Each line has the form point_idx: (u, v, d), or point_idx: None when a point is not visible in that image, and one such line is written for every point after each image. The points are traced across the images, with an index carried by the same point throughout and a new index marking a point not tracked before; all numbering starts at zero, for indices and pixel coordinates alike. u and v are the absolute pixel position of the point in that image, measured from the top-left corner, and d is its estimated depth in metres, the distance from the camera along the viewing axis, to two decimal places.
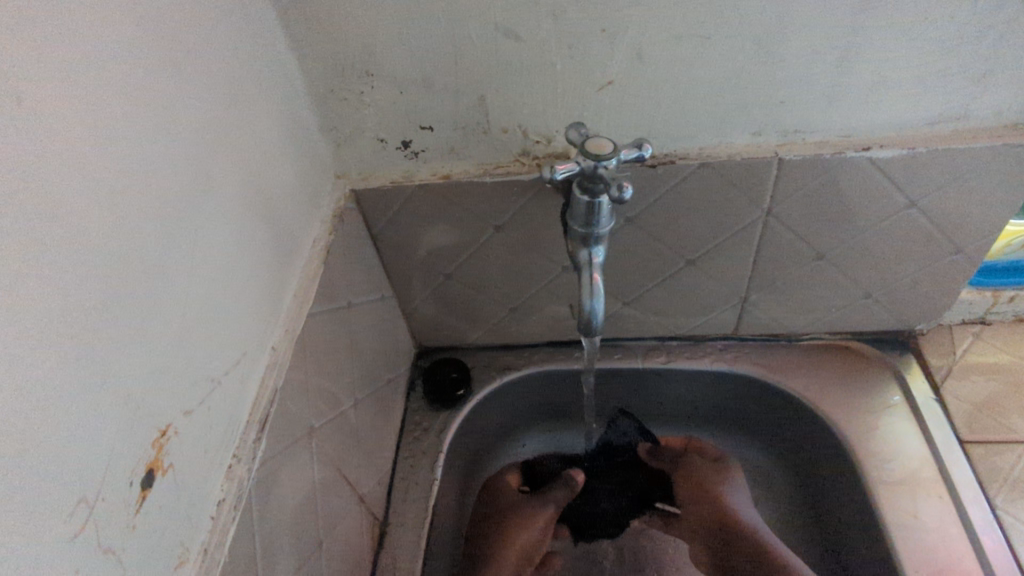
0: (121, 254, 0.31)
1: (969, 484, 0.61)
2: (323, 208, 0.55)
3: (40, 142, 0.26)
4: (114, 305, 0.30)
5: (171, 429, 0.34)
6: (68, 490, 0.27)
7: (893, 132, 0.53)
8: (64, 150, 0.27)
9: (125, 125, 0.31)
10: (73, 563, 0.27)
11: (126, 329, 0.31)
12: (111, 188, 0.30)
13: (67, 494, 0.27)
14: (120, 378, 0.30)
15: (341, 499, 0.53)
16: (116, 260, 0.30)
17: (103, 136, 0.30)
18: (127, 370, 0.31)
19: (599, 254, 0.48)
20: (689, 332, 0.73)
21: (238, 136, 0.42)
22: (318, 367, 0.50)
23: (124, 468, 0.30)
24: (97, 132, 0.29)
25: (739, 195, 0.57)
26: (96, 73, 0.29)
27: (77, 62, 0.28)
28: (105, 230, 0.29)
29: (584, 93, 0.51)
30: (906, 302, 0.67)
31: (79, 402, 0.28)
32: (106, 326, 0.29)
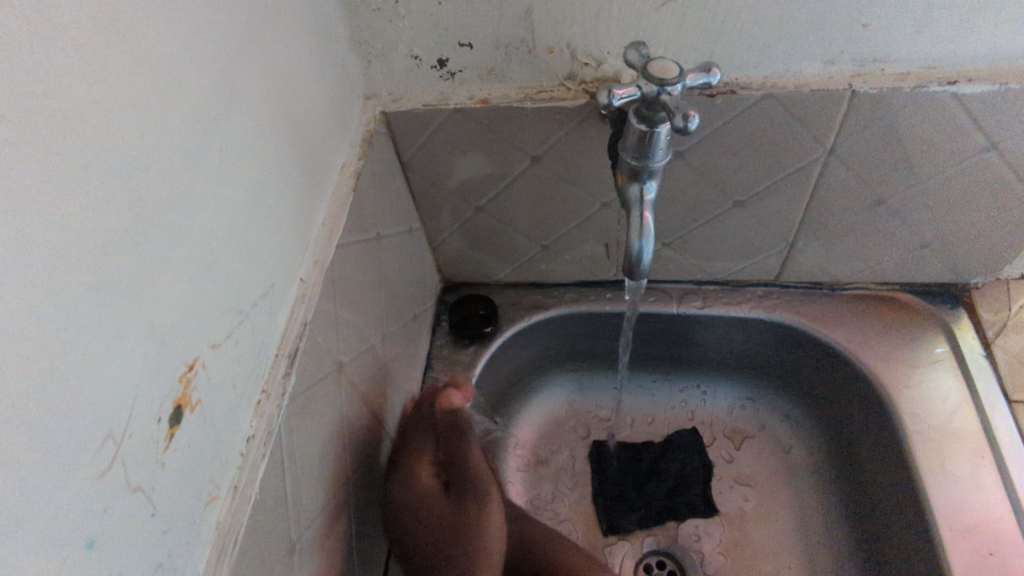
0: (140, 173, 0.28)
1: (1013, 445, 0.58)
2: (352, 132, 0.51)
3: (47, 40, 0.23)
4: (135, 229, 0.27)
5: (199, 363, 0.32)
6: (94, 427, 0.25)
7: (984, 64, 0.48)
8: (73, 51, 0.24)
9: (141, 25, 0.27)
10: (103, 502, 0.26)
11: (148, 256, 0.28)
12: (127, 97, 0.27)
13: (93, 431, 0.25)
14: (145, 307, 0.28)
15: (369, 434, 0.52)
16: (134, 179, 0.27)
17: (117, 37, 0.26)
18: (152, 301, 0.28)
19: (651, 190, 0.44)
20: (729, 277, 0.69)
21: (265, 46, 0.38)
22: (348, 302, 0.48)
23: (152, 404, 0.28)
24: (111, 32, 0.26)
25: (802, 132, 0.52)
26: None
27: None
28: (122, 144, 0.27)
29: (643, 9, 0.46)
30: (967, 254, 0.63)
31: (101, 333, 0.25)
32: (127, 251, 0.27)
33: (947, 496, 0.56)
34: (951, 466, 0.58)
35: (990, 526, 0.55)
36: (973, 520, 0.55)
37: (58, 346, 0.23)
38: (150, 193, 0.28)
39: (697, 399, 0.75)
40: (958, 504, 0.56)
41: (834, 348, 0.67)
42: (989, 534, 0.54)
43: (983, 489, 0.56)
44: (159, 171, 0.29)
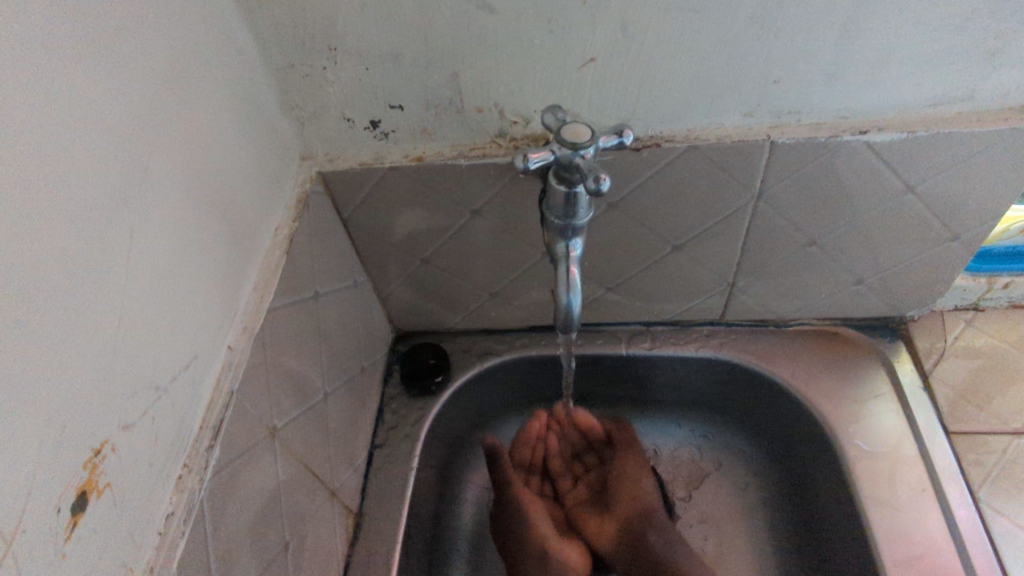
0: (37, 263, 0.28)
1: (953, 477, 0.59)
2: (287, 193, 0.52)
3: None
4: (31, 320, 0.27)
5: (107, 447, 0.31)
6: None
7: (894, 114, 0.50)
8: None
9: (38, 118, 0.28)
10: None
11: (47, 345, 0.28)
12: (21, 189, 0.27)
13: None
14: (43, 397, 0.28)
15: (310, 496, 0.52)
16: (30, 269, 0.27)
17: (10, 132, 0.26)
18: (52, 388, 0.28)
19: (578, 246, 0.46)
20: (676, 317, 0.70)
21: (184, 122, 0.39)
22: (282, 364, 0.48)
23: (50, 494, 0.28)
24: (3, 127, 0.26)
25: (728, 180, 0.54)
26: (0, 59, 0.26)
27: None
28: (16, 237, 0.27)
29: (564, 71, 0.47)
30: (901, 289, 0.64)
31: None
32: (22, 343, 0.27)
33: (891, 531, 0.57)
34: (894, 499, 0.59)
35: (933, 557, 0.55)
36: (918, 551, 0.55)
37: None
38: (49, 281, 0.28)
39: (653, 438, 0.76)
40: (902, 537, 0.56)
41: (780, 385, 0.68)
42: (933, 564, 0.55)
43: (926, 521, 0.57)
44: (58, 258, 0.29)
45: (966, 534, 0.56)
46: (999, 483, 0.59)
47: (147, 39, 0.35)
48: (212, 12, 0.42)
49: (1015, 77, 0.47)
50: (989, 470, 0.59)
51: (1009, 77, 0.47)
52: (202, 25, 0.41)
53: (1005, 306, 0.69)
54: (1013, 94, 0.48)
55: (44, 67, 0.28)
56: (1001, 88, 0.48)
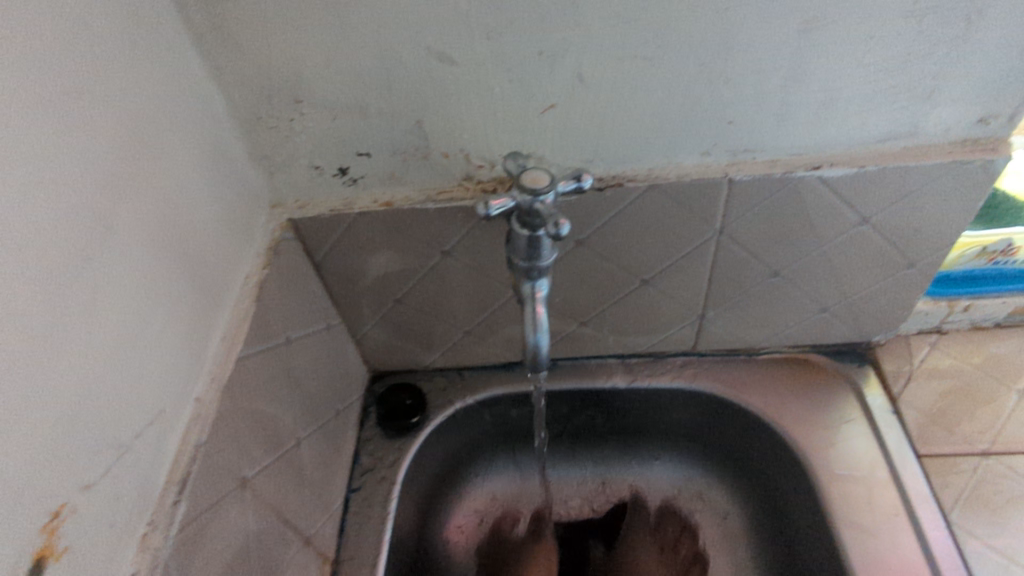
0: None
1: (926, 502, 0.60)
2: (256, 240, 0.53)
3: None
4: None
5: (66, 509, 0.31)
6: None
7: (845, 149, 0.51)
8: None
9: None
10: None
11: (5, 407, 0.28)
12: None
13: None
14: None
15: (283, 545, 0.51)
16: None
17: None
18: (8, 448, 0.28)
19: (543, 287, 0.46)
20: (650, 349, 0.71)
21: (149, 177, 0.39)
22: (252, 413, 0.48)
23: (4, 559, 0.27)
24: None
25: (690, 216, 0.55)
26: None
27: None
28: None
29: (525, 117, 0.49)
30: (866, 316, 0.66)
31: None
32: None
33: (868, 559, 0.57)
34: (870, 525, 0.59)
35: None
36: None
37: None
38: (9, 342, 0.28)
39: (633, 471, 0.76)
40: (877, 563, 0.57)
41: (754, 413, 0.68)
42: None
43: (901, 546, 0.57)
44: (17, 318, 0.29)
45: (941, 557, 0.56)
46: (971, 505, 0.59)
47: (110, 100, 0.36)
48: (178, 70, 0.43)
49: (955, 113, 0.49)
50: (960, 493, 0.60)
51: (950, 113, 0.49)
52: (168, 83, 0.42)
53: (967, 328, 0.71)
54: (955, 128, 0.50)
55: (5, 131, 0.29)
56: (943, 123, 0.50)
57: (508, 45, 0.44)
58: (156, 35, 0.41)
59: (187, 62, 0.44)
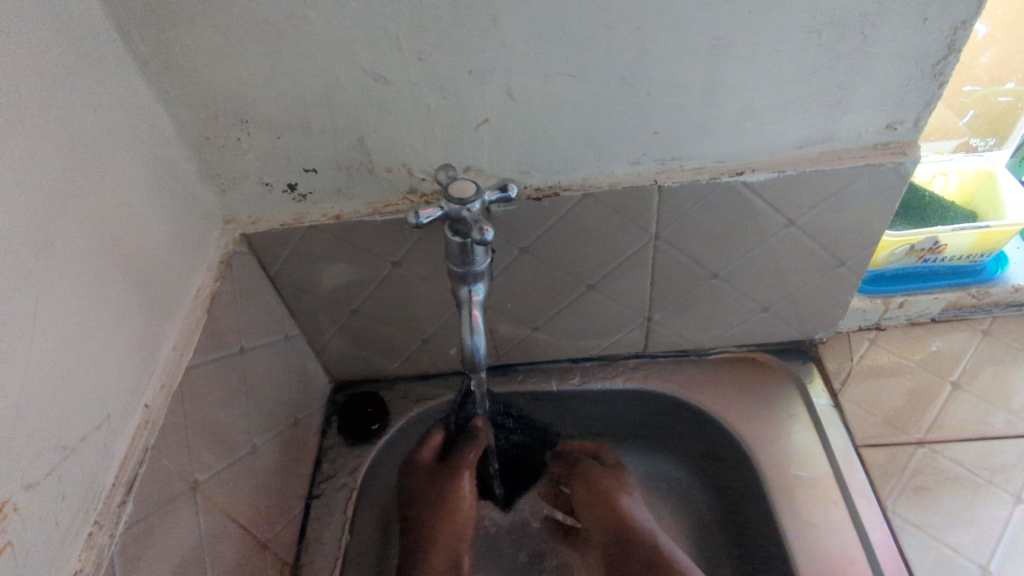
0: None
1: (862, 490, 0.62)
2: (209, 254, 0.55)
3: None
4: None
5: (8, 505, 0.33)
6: None
7: (766, 156, 0.54)
8: None
9: None
10: None
11: None
12: None
13: None
14: None
15: (237, 549, 0.53)
16: None
17: None
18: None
19: (480, 290, 0.49)
20: (602, 353, 0.74)
21: (95, 195, 0.42)
22: (204, 419, 0.50)
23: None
24: None
25: (626, 222, 0.58)
26: None
27: None
28: None
29: (461, 132, 0.52)
30: (805, 314, 0.69)
31: None
32: None
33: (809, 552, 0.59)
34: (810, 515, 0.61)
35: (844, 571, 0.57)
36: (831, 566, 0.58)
37: None
38: None
39: None
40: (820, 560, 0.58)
41: (703, 410, 0.71)
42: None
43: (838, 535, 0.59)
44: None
45: (875, 542, 0.58)
46: (904, 493, 0.61)
47: (54, 124, 0.38)
48: (125, 96, 0.45)
49: (864, 119, 0.52)
50: (897, 481, 0.62)
51: (860, 119, 0.52)
52: (115, 107, 0.44)
53: (905, 324, 0.73)
54: (866, 133, 0.53)
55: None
56: (854, 129, 0.53)
57: (438, 64, 0.47)
58: (102, 64, 0.43)
59: (134, 87, 0.47)
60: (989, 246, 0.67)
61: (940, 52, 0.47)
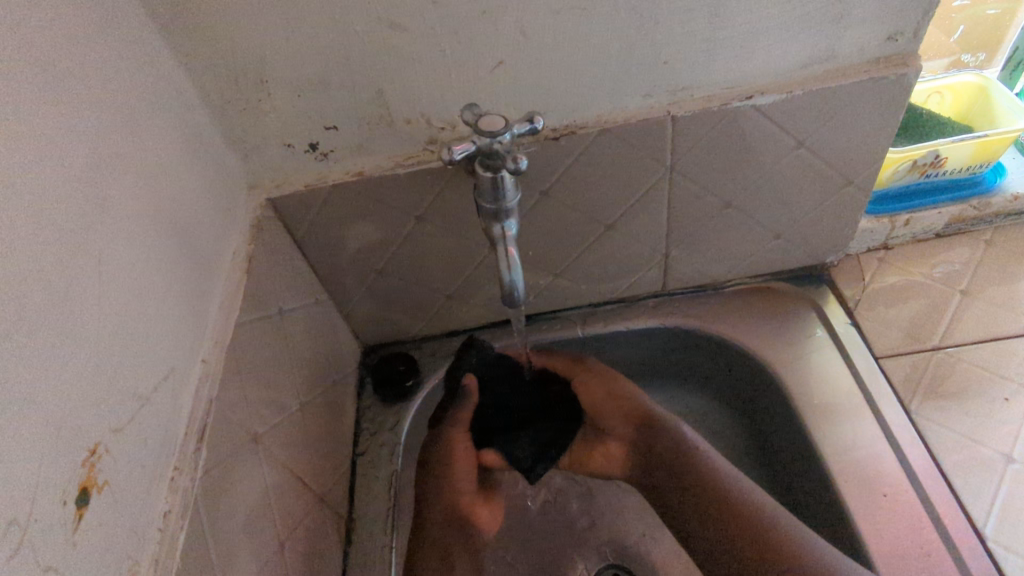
0: (41, 289, 0.32)
1: (888, 397, 0.65)
2: (239, 221, 0.56)
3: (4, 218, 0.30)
4: (46, 320, 0.32)
5: (103, 483, 0.34)
6: (52, 492, 0.30)
7: (773, 77, 0.56)
8: (7, 233, 0.30)
9: (32, 181, 0.32)
10: (47, 561, 0.30)
11: (52, 349, 0.32)
12: (36, 226, 0.32)
13: (17, 508, 0.28)
14: (54, 403, 0.31)
15: (297, 498, 0.55)
16: (35, 288, 0.32)
17: (19, 202, 0.31)
18: (29, 434, 0.30)
19: (512, 227, 0.51)
20: (620, 295, 0.76)
21: (135, 160, 0.42)
22: (257, 378, 0.52)
23: (58, 520, 0.31)
24: (21, 203, 0.32)
25: (643, 155, 0.60)
26: (9, 139, 0.31)
27: (5, 148, 0.31)
28: (16, 264, 0.31)
29: (479, 76, 0.53)
30: (815, 239, 0.71)
31: (36, 414, 0.30)
32: (41, 343, 0.31)
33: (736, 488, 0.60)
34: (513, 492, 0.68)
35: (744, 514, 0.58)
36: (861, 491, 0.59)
37: (38, 436, 0.30)
38: (48, 307, 0.32)
39: None
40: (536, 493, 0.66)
41: (724, 338, 0.73)
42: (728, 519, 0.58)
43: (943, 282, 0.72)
44: (19, 306, 0.30)
45: (902, 439, 0.62)
46: (930, 397, 0.64)
47: (90, 85, 0.39)
48: (151, 60, 0.46)
49: (866, 33, 0.53)
50: (919, 391, 0.65)
51: (862, 35, 0.54)
52: (142, 66, 0.44)
53: (910, 241, 0.75)
54: (870, 48, 0.55)
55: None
56: (858, 45, 0.54)
57: (453, 6, 0.48)
58: (117, 17, 0.42)
59: (158, 53, 0.47)
60: (987, 155, 0.69)
61: None
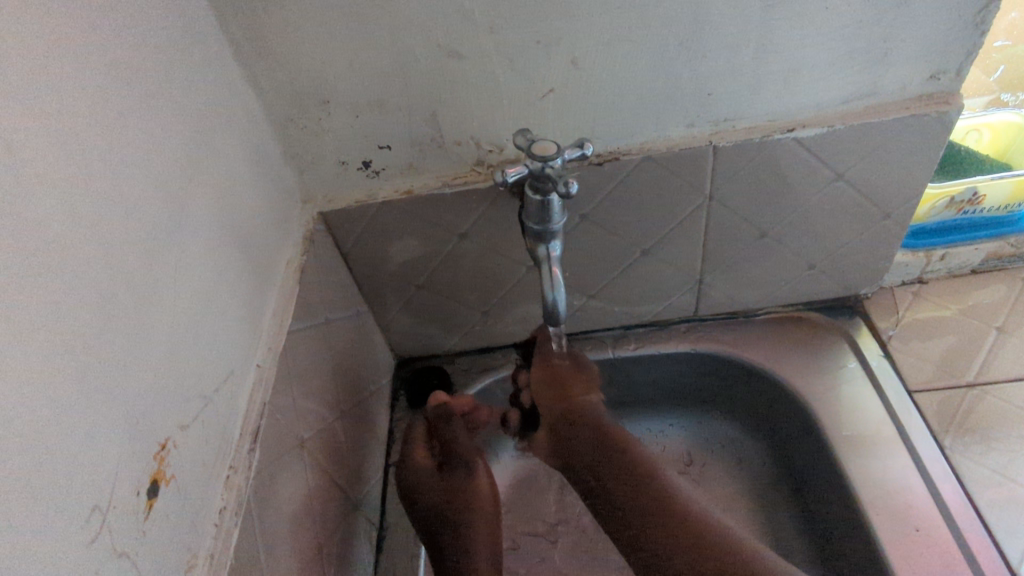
0: (127, 291, 0.34)
1: (920, 431, 0.64)
2: (293, 233, 0.59)
3: (99, 225, 0.33)
4: (131, 320, 0.34)
5: (170, 476, 0.36)
6: (127, 482, 0.32)
7: (814, 111, 0.57)
8: (102, 239, 0.33)
9: (124, 190, 0.35)
10: (120, 546, 0.31)
11: (133, 347, 0.34)
12: (126, 232, 0.35)
13: (96, 496, 0.30)
14: (133, 398, 0.33)
15: (335, 504, 0.56)
16: (122, 290, 0.34)
17: (115, 208, 0.34)
18: (111, 426, 0.32)
19: (557, 247, 0.52)
20: (652, 318, 0.77)
21: (209, 172, 0.45)
22: (305, 384, 0.54)
23: (131, 508, 0.32)
24: (114, 210, 0.34)
25: (684, 183, 0.61)
26: (107, 153, 0.34)
27: (104, 160, 0.34)
28: (106, 267, 0.33)
29: (528, 102, 0.55)
30: (850, 270, 0.71)
31: (117, 409, 0.32)
32: (126, 341, 0.33)
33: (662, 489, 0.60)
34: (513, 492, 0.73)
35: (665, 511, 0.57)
36: (893, 525, 0.59)
37: (117, 431, 0.32)
38: (132, 308, 0.34)
39: (650, 433, 0.80)
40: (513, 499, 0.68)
41: (754, 365, 0.73)
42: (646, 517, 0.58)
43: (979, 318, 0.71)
44: (108, 306, 0.33)
45: (935, 473, 0.61)
46: (965, 433, 0.64)
47: (172, 102, 0.41)
48: (225, 80, 0.49)
49: (907, 72, 0.55)
50: (954, 427, 0.64)
51: (902, 73, 0.55)
52: (219, 86, 0.48)
53: (946, 276, 0.75)
54: (910, 86, 0.56)
55: (72, 110, 0.32)
56: (898, 82, 0.56)
57: (509, 36, 0.50)
58: (200, 41, 0.46)
59: (232, 74, 0.50)
60: None
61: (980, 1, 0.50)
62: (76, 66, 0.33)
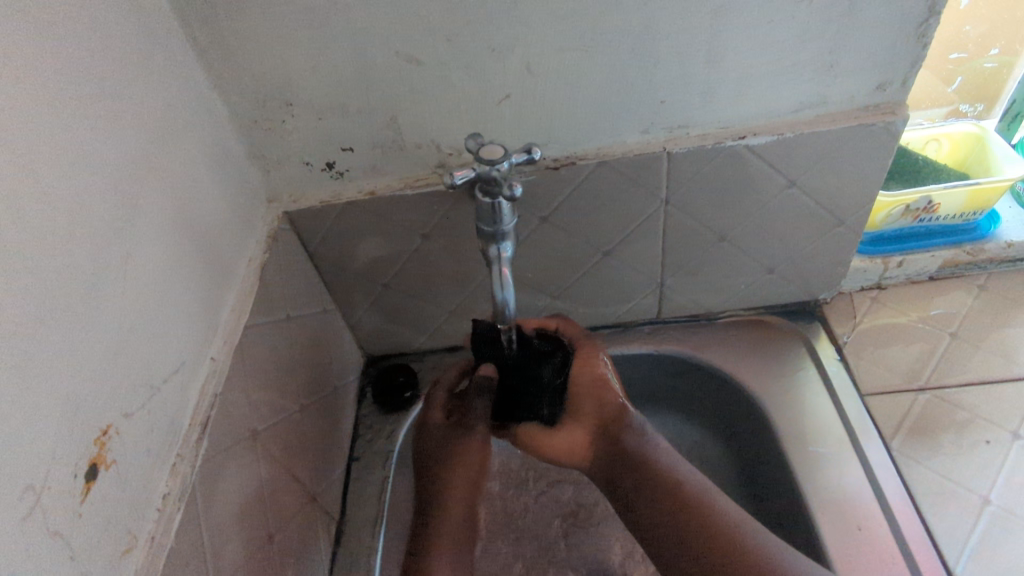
0: (75, 282, 0.36)
1: (869, 435, 0.65)
2: (257, 231, 0.60)
3: (49, 218, 0.34)
4: (77, 310, 0.36)
5: (110, 461, 0.37)
6: (63, 464, 0.34)
7: (765, 120, 0.59)
8: (51, 232, 0.34)
9: (77, 186, 0.37)
10: (53, 526, 0.33)
11: (79, 336, 0.36)
12: (77, 226, 0.37)
13: (30, 476, 0.31)
14: (74, 385, 0.35)
15: (291, 496, 0.58)
16: (70, 280, 0.35)
17: (65, 203, 0.36)
18: (49, 411, 0.33)
19: (508, 249, 0.54)
20: (617, 320, 0.78)
21: (168, 169, 0.47)
22: (262, 378, 0.55)
23: (67, 490, 0.34)
24: (65, 205, 0.36)
25: (640, 188, 0.63)
26: (63, 149, 0.36)
27: (57, 156, 0.35)
28: (54, 258, 0.35)
29: (486, 106, 0.57)
30: (808, 275, 0.72)
31: (56, 394, 0.34)
32: (71, 330, 0.35)
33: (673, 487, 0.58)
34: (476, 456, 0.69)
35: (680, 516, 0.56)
36: (837, 526, 0.60)
37: (55, 414, 0.33)
38: (79, 299, 0.36)
39: None
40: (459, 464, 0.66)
41: (714, 368, 0.75)
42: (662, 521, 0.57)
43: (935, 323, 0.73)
44: (54, 295, 0.34)
45: (881, 477, 0.62)
46: (912, 437, 0.65)
47: (131, 103, 0.43)
48: (188, 82, 0.51)
49: (854, 82, 0.56)
50: (903, 431, 0.65)
51: (849, 84, 0.57)
52: (181, 87, 0.49)
53: (905, 282, 0.77)
54: (857, 96, 0.58)
55: (29, 108, 0.34)
56: (846, 92, 0.57)
57: (465, 43, 0.52)
58: (164, 43, 0.47)
59: (196, 76, 0.52)
60: (980, 203, 0.71)
61: (921, 15, 0.51)
62: (35, 66, 0.35)
